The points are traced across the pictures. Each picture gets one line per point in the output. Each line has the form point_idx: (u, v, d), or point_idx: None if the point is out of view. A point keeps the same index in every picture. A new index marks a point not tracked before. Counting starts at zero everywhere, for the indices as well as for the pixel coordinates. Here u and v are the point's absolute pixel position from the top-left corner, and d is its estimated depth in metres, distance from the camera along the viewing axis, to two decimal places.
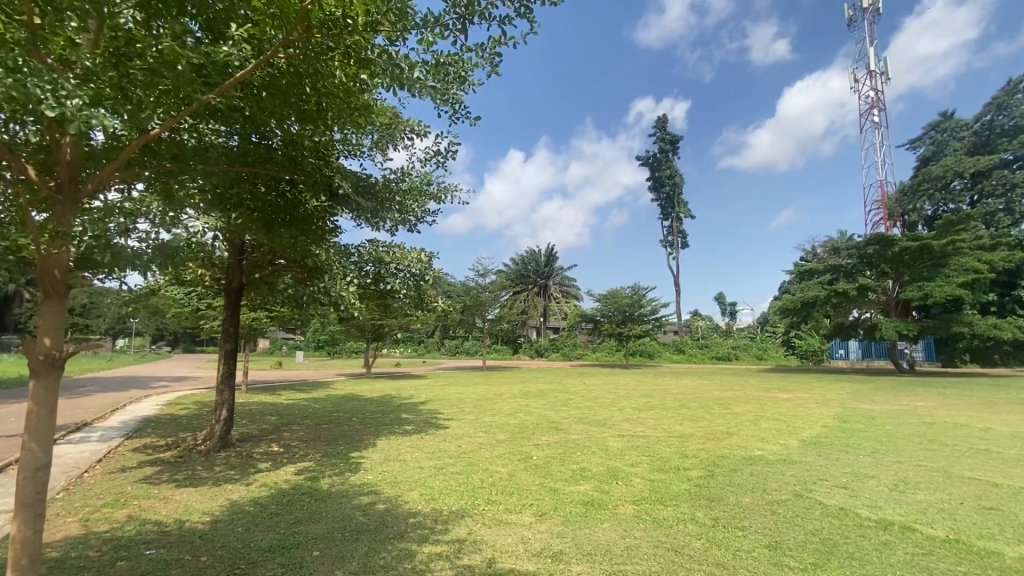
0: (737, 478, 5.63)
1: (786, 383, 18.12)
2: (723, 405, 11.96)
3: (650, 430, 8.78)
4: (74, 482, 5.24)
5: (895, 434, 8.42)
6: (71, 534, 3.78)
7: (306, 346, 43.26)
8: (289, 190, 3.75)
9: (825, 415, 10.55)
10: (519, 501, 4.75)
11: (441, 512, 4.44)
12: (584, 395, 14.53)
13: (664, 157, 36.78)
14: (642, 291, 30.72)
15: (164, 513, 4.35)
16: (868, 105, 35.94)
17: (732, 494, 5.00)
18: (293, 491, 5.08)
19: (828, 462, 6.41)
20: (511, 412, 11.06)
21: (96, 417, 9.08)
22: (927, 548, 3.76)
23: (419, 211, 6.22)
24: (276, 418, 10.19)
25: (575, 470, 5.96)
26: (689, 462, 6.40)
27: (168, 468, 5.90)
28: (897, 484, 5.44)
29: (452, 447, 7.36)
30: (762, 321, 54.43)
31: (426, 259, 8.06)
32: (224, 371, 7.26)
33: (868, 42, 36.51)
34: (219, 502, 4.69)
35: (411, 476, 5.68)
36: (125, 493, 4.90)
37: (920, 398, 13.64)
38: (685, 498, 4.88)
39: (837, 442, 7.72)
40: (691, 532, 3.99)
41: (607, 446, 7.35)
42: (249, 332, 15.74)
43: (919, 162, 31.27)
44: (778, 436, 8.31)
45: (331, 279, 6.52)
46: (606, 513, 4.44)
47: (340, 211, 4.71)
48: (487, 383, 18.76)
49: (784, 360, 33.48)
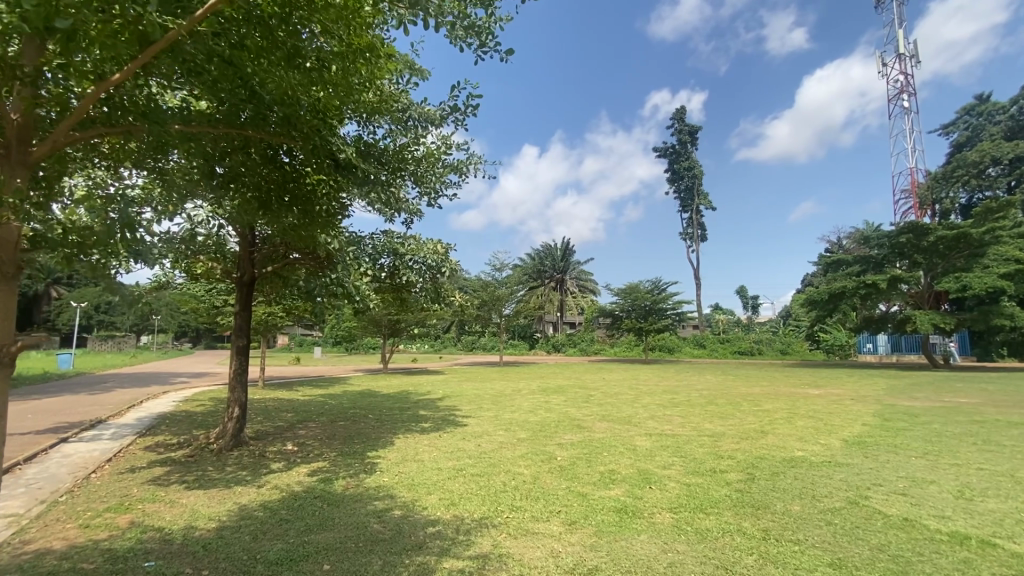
0: (782, 481, 5.19)
1: (816, 379, 17.43)
2: (752, 402, 11.43)
3: (679, 428, 8.35)
4: (80, 483, 5.03)
5: (943, 434, 7.85)
6: (67, 543, 3.53)
7: (325, 342, 43.50)
8: (290, 164, 3.38)
9: (864, 412, 9.97)
10: (546, 508, 4.38)
11: (463, 520, 4.10)
12: (604, 391, 14.12)
13: (683, 147, 35.96)
14: (662, 285, 30.10)
15: (167, 519, 4.09)
16: (897, 90, 34.66)
17: (778, 501, 4.57)
18: (304, 494, 4.80)
19: (879, 464, 5.92)
20: (531, 409, 10.70)
21: (111, 414, 8.97)
22: (1017, 568, 3.29)
23: (434, 188, 5.89)
24: (292, 415, 9.99)
25: (604, 472, 5.57)
26: (726, 464, 5.97)
27: (179, 468, 5.66)
28: (961, 490, 4.95)
29: (471, 446, 7.02)
30: (784, 315, 53.27)
31: (444, 251, 7.67)
32: (236, 367, 7.04)
33: (896, 25, 35.17)
34: (226, 506, 4.41)
35: (429, 478, 5.36)
36: (131, 495, 4.66)
37: (961, 394, 12.94)
38: (727, 504, 4.47)
39: (883, 443, 7.21)
40: (740, 546, 3.60)
41: (635, 446, 6.96)
42: (264, 329, 15.62)
43: (953, 148, 29.98)
44: (816, 435, 7.81)
45: (341, 270, 6.27)
46: (642, 522, 4.06)
47: (350, 192, 4.36)
48: (504, 379, 18.46)
49: (809, 355, 32.55)
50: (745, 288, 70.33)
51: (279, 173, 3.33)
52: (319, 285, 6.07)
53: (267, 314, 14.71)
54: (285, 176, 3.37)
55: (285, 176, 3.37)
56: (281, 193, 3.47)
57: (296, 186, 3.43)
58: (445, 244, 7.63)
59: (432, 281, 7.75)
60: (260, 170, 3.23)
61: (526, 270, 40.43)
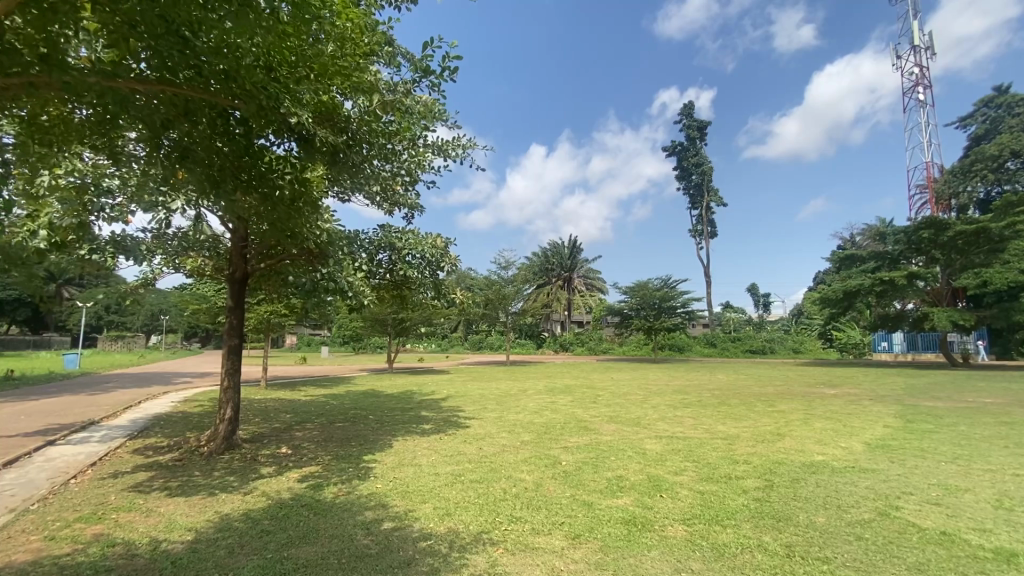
0: (803, 490, 4.82)
1: (832, 378, 16.92)
2: (766, 403, 11.03)
3: (690, 430, 7.97)
4: (56, 490, 4.78)
5: (972, 436, 7.41)
6: (24, 559, 3.28)
7: (332, 342, 43.52)
8: (244, 136, 3.09)
9: (885, 413, 9.53)
10: (548, 519, 4.05)
11: (458, 534, 3.77)
12: (613, 391, 13.77)
13: (691, 144, 35.42)
14: (672, 282, 29.63)
15: (139, 531, 3.82)
16: (912, 82, 33.87)
17: (801, 512, 4.20)
18: (291, 502, 4.50)
19: (907, 471, 5.52)
20: (536, 410, 10.36)
21: (105, 415, 8.74)
22: None
23: (414, 167, 5.70)
24: (291, 416, 9.73)
25: (611, 478, 5.24)
26: (743, 470, 5.60)
27: (163, 473, 5.39)
28: (999, 499, 4.55)
29: (472, 449, 6.70)
30: (797, 312, 52.42)
31: (443, 245, 7.36)
32: (229, 367, 6.79)
33: (911, 16, 34.40)
34: (207, 516, 4.14)
35: (426, 484, 5.05)
36: (107, 504, 4.40)
37: (985, 393, 12.44)
38: (745, 515, 4.13)
39: (908, 446, 6.79)
40: (760, 564, 3.26)
41: (644, 449, 6.62)
42: (266, 329, 15.42)
43: (971, 141, 29.21)
44: (837, 437, 7.40)
45: (332, 266, 5.98)
46: (652, 536, 3.72)
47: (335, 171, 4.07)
48: (511, 378, 18.16)
49: (823, 354, 31.91)
50: (757, 286, 69.17)
51: (232, 146, 3.09)
52: (310, 282, 5.76)
53: (269, 314, 14.51)
54: (239, 151, 3.14)
55: (237, 151, 3.13)
56: (239, 170, 3.24)
57: (250, 161, 3.19)
58: (445, 238, 7.32)
59: (433, 277, 7.46)
60: (210, 143, 3.01)
61: (534, 269, 40.11)
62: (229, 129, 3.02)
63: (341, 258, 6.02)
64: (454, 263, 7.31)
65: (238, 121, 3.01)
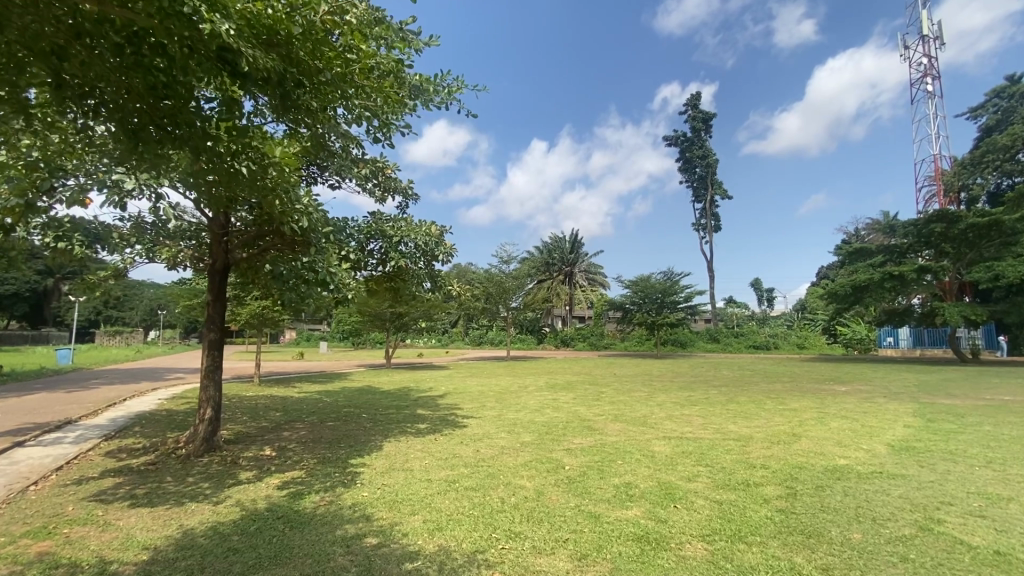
0: (831, 500, 4.39)
1: (842, 374, 16.44)
2: (777, 400, 10.55)
3: (699, 431, 7.51)
4: (9, 498, 4.35)
5: (1001, 437, 6.96)
6: None
7: (332, 338, 43.11)
8: (159, 64, 2.66)
9: (904, 412, 9.06)
10: (550, 536, 3.62)
11: (449, 554, 3.34)
12: (616, 388, 13.31)
13: (696, 136, 34.80)
14: (674, 276, 29.14)
15: (89, 549, 3.39)
16: (920, 72, 33.26)
17: (834, 528, 3.76)
18: (265, 514, 4.07)
19: (941, 477, 5.07)
20: (536, 408, 9.90)
21: (85, 414, 8.32)
22: None
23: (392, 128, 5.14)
24: (281, 414, 9.31)
25: (619, 486, 4.79)
26: (762, 475, 5.16)
27: (133, 479, 4.96)
28: None
29: (469, 452, 6.26)
30: (800, 307, 51.87)
31: (438, 234, 6.88)
32: (208, 363, 6.35)
33: (919, 5, 33.71)
34: (170, 531, 3.74)
35: (417, 492, 4.62)
36: (61, 515, 3.96)
37: (1002, 390, 11.99)
38: (770, 530, 3.70)
39: (935, 448, 6.35)
40: None
41: (652, 452, 6.19)
42: (259, 324, 14.96)
43: (981, 132, 28.64)
44: (857, 439, 6.96)
45: (314, 253, 5.33)
46: (669, 555, 3.29)
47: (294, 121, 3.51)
48: (511, 374, 17.72)
49: (827, 349, 31.45)
50: (760, 280, 68.55)
51: (146, 77, 2.66)
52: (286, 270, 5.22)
53: (261, 308, 14.09)
54: (154, 87, 2.72)
55: (151, 87, 2.70)
56: (163, 110, 2.82)
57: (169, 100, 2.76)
58: (440, 224, 6.85)
59: (425, 267, 7.02)
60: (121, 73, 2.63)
61: (535, 263, 39.59)
62: (142, 59, 2.61)
63: (325, 245, 5.38)
64: (447, 252, 6.82)
65: (151, 48, 2.59)
